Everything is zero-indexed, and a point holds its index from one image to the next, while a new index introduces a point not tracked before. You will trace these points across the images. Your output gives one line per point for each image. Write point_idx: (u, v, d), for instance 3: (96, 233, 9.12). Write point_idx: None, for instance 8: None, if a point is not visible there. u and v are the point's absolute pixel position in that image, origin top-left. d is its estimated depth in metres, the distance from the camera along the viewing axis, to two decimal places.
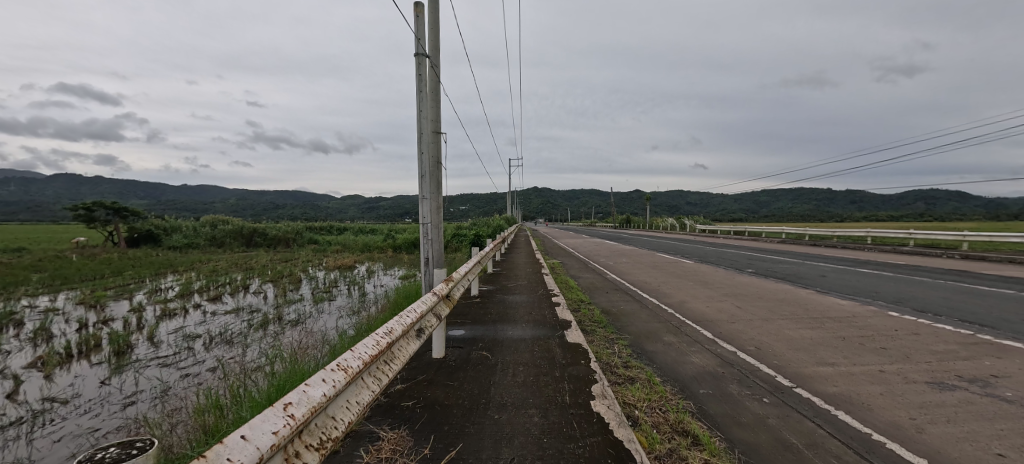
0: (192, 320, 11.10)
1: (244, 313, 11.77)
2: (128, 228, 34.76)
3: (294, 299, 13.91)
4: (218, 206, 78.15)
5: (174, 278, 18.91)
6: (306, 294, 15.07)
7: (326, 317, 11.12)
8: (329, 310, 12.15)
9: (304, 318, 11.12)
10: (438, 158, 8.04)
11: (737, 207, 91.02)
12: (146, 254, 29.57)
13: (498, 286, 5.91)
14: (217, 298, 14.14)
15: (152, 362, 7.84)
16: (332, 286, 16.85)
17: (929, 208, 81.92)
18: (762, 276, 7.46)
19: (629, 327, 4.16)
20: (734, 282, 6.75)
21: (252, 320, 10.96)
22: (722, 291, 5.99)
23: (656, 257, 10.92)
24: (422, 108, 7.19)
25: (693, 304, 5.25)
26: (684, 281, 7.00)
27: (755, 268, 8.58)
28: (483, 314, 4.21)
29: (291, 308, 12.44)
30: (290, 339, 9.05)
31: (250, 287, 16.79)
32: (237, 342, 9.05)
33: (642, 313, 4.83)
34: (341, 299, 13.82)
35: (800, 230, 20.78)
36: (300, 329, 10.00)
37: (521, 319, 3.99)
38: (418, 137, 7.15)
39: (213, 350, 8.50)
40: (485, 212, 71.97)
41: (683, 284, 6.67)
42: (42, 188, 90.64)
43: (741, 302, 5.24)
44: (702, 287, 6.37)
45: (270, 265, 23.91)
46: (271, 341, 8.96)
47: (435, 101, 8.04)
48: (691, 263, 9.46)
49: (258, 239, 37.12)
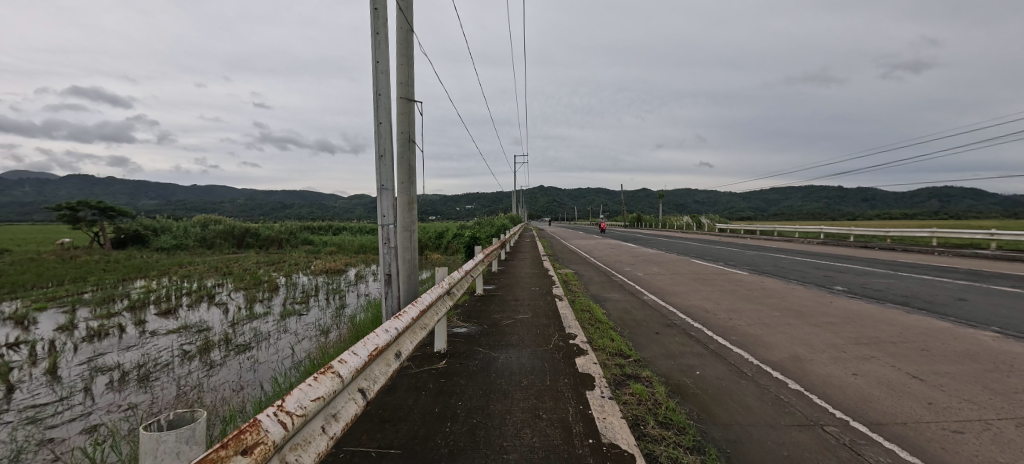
0: (118, 344, 8.93)
1: (189, 333, 9.66)
2: (115, 228, 32.95)
3: (259, 313, 11.82)
4: (223, 206, 77.15)
5: (136, 286, 16.75)
6: (276, 307, 12.86)
7: (284, 339, 9.04)
8: (293, 328, 10.01)
9: (255, 343, 8.87)
10: (410, 135, 5.82)
11: (750, 207, 87.82)
12: (127, 256, 27.69)
13: (484, 327, 3.68)
14: (171, 312, 12.07)
15: (21, 415, 5.72)
16: (310, 295, 14.70)
17: (950, 204, 78.33)
18: (872, 300, 5.20)
19: (748, 450, 1.94)
20: (846, 315, 4.44)
21: (190, 345, 8.74)
22: (844, 332, 3.78)
23: (695, 267, 8.61)
24: (380, 59, 5.00)
25: (825, 367, 2.99)
26: (765, 310, 4.69)
27: (846, 286, 6.26)
28: (437, 423, 1.96)
29: (246, 327, 10.17)
30: (220, 380, 6.87)
31: (217, 296, 14.69)
32: (152, 381, 6.86)
33: (743, 390, 2.62)
34: (313, 314, 11.56)
35: (843, 230, 18.29)
36: (242, 360, 7.79)
37: (515, 446, 1.75)
38: (376, 101, 4.96)
39: (112, 396, 6.35)
40: (490, 211, 69.89)
41: (769, 317, 4.36)
42: (47, 187, 90.26)
43: (907, 365, 3.00)
44: (804, 324, 4.09)
45: (252, 269, 21.79)
46: (195, 383, 6.77)
47: (405, 56, 5.81)
48: (749, 276, 7.21)
49: (250, 240, 35.27)
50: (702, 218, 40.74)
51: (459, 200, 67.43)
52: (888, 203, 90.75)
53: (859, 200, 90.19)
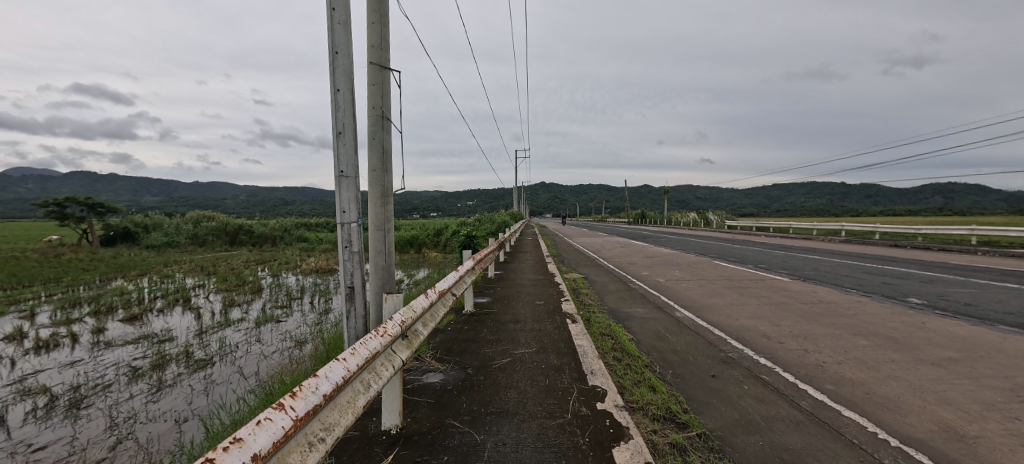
0: (62, 358, 7.82)
1: (147, 345, 8.51)
2: (103, 224, 31.80)
3: (233, 319, 10.71)
4: (222, 202, 76.23)
5: (109, 288, 15.57)
6: (254, 312, 11.69)
7: (252, 352, 7.92)
8: (266, 337, 8.92)
9: (218, 357, 7.76)
10: (383, 111, 4.58)
11: (755, 203, 86.37)
12: (114, 254, 26.55)
13: (468, 376, 2.48)
14: (136, 318, 10.97)
15: None
16: (294, 297, 13.61)
17: (959, 201, 76.47)
18: (975, 320, 4.02)
19: None
20: (962, 345, 3.28)
21: (142, 360, 7.61)
22: (989, 382, 2.60)
23: (723, 270, 7.44)
24: (336, 5, 3.72)
25: (1017, 457, 1.84)
26: (848, 337, 3.51)
27: (923, 298, 5.07)
28: None
29: (214, 338, 9.03)
30: (162, 408, 5.75)
31: (194, 299, 13.55)
32: (82, 410, 5.74)
33: None
34: (292, 321, 10.39)
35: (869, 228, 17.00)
36: (196, 381, 6.67)
37: None
38: (332, 60, 3.67)
39: (21, 433, 5.16)
40: (492, 206, 68.56)
41: (859, 350, 3.21)
42: (46, 183, 89.36)
43: None
44: (918, 364, 2.93)
45: (239, 268, 20.63)
46: (132, 412, 5.65)
47: (378, 12, 4.60)
48: (795, 283, 6.02)
49: (243, 237, 34.11)
50: (710, 214, 39.41)
51: (460, 197, 66.31)
52: (895, 198, 89.48)
53: (866, 194, 88.52)
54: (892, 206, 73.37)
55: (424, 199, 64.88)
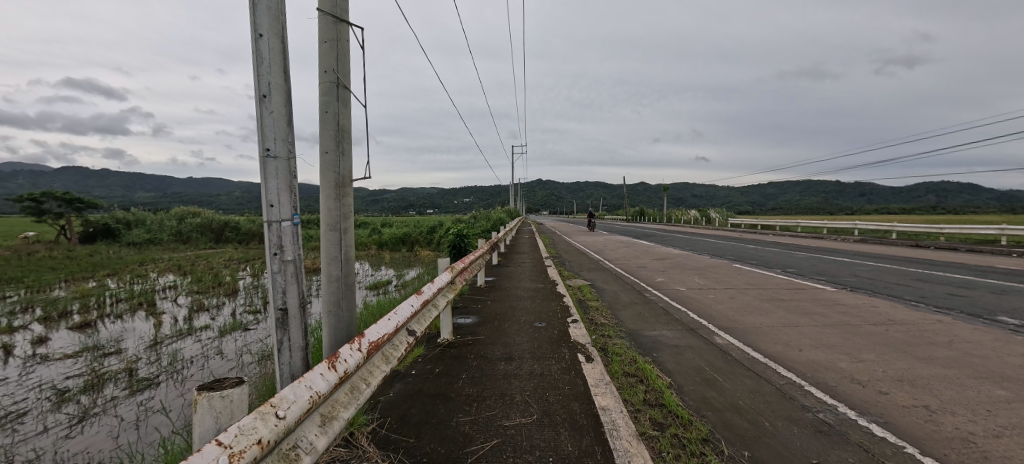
0: None
1: (82, 362, 7.32)
2: (81, 220, 30.33)
3: (194, 327, 9.55)
4: (214, 199, 74.68)
5: (71, 289, 14.35)
6: (222, 318, 10.55)
7: (205, 372, 6.73)
8: (226, 351, 7.80)
9: (165, 376, 6.64)
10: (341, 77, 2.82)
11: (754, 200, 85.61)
12: (90, 252, 25.20)
13: None
14: (86, 326, 9.79)
15: None
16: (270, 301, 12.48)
17: (956, 200, 76.07)
18: None
19: None
20: None
21: (73, 382, 6.47)
22: None
23: (750, 277, 6.39)
24: None
25: None
26: (971, 384, 2.51)
27: (1011, 315, 4.10)
28: None
29: (166, 351, 7.90)
30: (75, 448, 4.52)
31: (159, 303, 12.35)
32: None
33: None
34: (260, 330, 9.24)
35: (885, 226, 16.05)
36: (129, 410, 5.49)
37: None
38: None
39: None
40: (488, 202, 67.23)
41: (1007, 409, 2.20)
42: (33, 176, 87.17)
43: None
44: None
45: (219, 267, 19.40)
46: (34, 454, 4.45)
47: None
48: (844, 295, 5.00)
49: (230, 234, 32.85)
50: (710, 212, 38.44)
51: (456, 195, 65.25)
52: (892, 198, 89.23)
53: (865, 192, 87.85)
54: (891, 204, 72.88)
55: (420, 196, 63.71)
